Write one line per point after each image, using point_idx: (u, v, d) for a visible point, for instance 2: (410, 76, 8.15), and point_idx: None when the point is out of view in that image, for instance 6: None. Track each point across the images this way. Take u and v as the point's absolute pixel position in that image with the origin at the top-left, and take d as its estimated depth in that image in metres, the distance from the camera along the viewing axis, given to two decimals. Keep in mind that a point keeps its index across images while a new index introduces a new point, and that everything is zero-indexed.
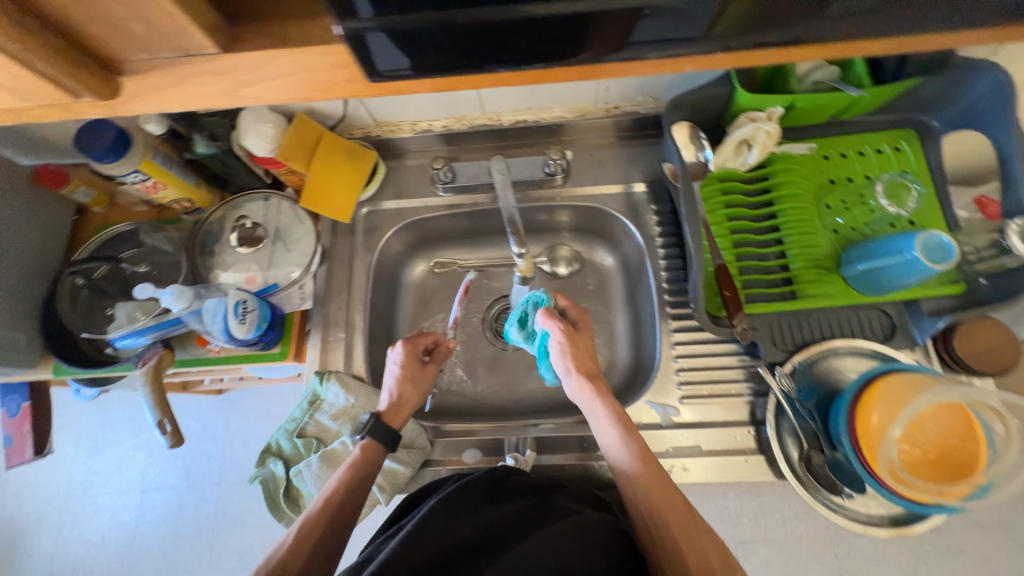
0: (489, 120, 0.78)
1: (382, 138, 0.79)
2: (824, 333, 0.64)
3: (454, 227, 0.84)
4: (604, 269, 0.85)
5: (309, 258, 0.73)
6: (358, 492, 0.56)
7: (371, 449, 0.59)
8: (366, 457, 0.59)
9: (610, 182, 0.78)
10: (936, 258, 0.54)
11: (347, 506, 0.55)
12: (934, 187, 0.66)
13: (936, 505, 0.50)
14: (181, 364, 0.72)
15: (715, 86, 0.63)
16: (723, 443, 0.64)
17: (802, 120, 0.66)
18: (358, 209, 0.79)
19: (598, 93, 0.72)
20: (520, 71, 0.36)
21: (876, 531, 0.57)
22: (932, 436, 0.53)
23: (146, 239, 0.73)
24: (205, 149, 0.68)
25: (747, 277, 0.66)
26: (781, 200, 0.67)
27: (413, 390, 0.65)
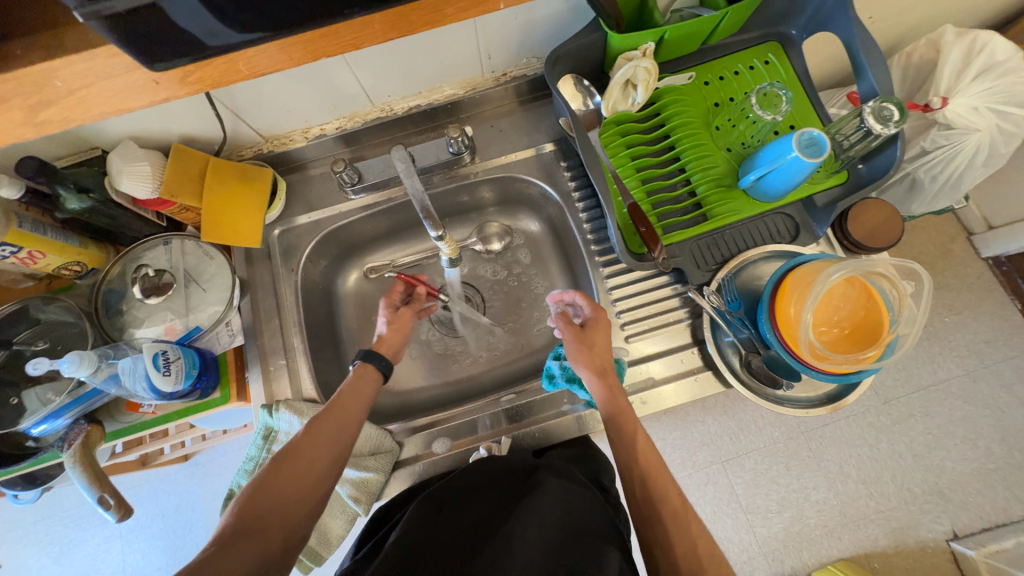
0: (382, 112, 0.76)
1: (276, 154, 0.75)
2: (738, 246, 0.69)
3: (377, 228, 0.82)
4: (534, 236, 0.86)
5: (228, 292, 0.69)
6: (356, 412, 0.58)
7: (369, 371, 0.62)
8: (360, 381, 0.61)
9: (518, 149, 0.79)
10: (813, 153, 0.59)
11: (345, 423, 0.57)
12: (805, 90, 0.70)
13: (857, 373, 0.55)
14: (116, 435, 0.67)
15: (588, 34, 0.64)
16: (672, 369, 0.68)
17: (676, 51, 0.69)
18: (270, 231, 0.75)
19: (482, 63, 0.72)
20: (354, 27, 0.36)
21: (816, 411, 0.63)
22: (842, 313, 0.58)
23: (41, 315, 0.67)
24: (79, 204, 0.61)
25: (660, 210, 0.69)
26: (676, 131, 0.70)
27: (397, 334, 0.68)
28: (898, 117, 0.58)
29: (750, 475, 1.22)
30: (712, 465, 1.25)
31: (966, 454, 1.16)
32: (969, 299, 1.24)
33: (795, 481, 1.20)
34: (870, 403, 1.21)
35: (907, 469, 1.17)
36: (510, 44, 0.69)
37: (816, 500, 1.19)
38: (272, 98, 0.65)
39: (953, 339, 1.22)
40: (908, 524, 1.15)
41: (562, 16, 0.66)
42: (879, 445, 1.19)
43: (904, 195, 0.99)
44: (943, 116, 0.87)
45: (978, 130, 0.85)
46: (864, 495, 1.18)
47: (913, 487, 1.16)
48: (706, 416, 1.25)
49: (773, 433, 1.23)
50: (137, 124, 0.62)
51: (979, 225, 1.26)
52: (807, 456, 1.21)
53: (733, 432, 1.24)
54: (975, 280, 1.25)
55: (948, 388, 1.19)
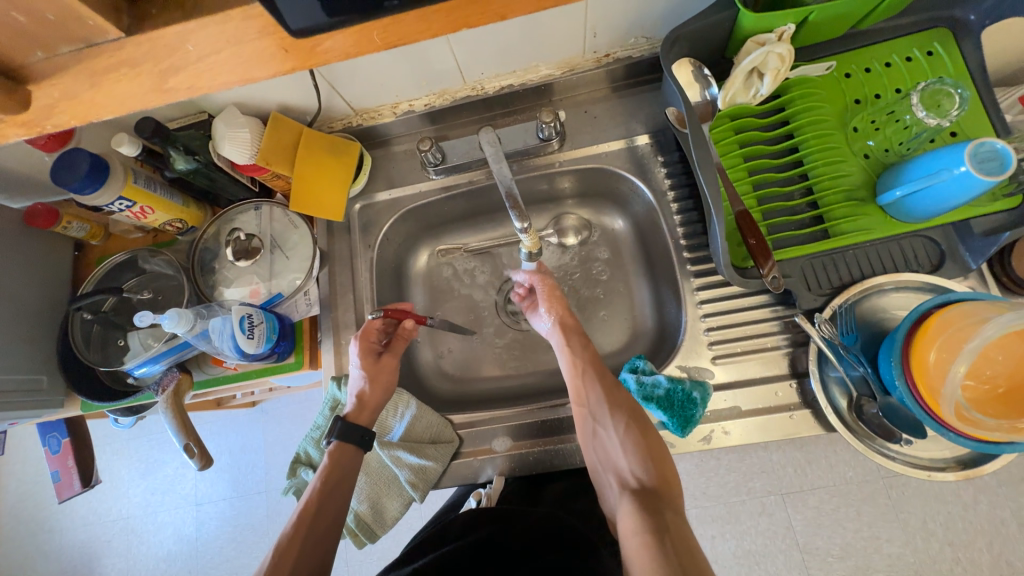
0: (472, 91, 0.72)
1: (364, 128, 0.75)
2: (864, 269, 0.59)
3: (453, 210, 0.80)
4: (614, 234, 0.80)
5: (309, 263, 0.71)
6: (339, 501, 0.57)
7: (341, 455, 0.59)
8: (344, 460, 0.59)
9: (611, 139, 0.73)
10: (989, 170, 0.48)
11: (327, 512, 0.56)
12: (978, 90, 0.58)
13: (1008, 443, 0.46)
14: (202, 385, 0.72)
15: (716, 12, 0.56)
16: (764, 401, 0.60)
17: (819, 36, 0.59)
18: (352, 205, 0.76)
19: (586, 42, 0.65)
20: None
21: (941, 476, 0.53)
22: (999, 369, 0.47)
23: (146, 265, 0.72)
24: (186, 165, 0.65)
25: (771, 221, 0.60)
26: (802, 131, 0.61)
27: (373, 389, 0.63)
28: None
29: (812, 513, 1.11)
30: (769, 495, 1.15)
31: None
32: None
33: (866, 529, 1.08)
34: None
35: (1010, 539, 1.01)
36: (620, 22, 0.62)
37: (888, 554, 1.06)
38: (369, 71, 0.64)
39: None
40: None
41: None
42: (976, 506, 1.04)
43: None
44: None
45: None
46: (950, 558, 1.03)
47: (1015, 560, 1.01)
48: (771, 443, 1.14)
49: (846, 472, 1.11)
50: (242, 90, 0.63)
51: None
52: (884, 504, 1.08)
53: (799, 464, 1.13)
54: None
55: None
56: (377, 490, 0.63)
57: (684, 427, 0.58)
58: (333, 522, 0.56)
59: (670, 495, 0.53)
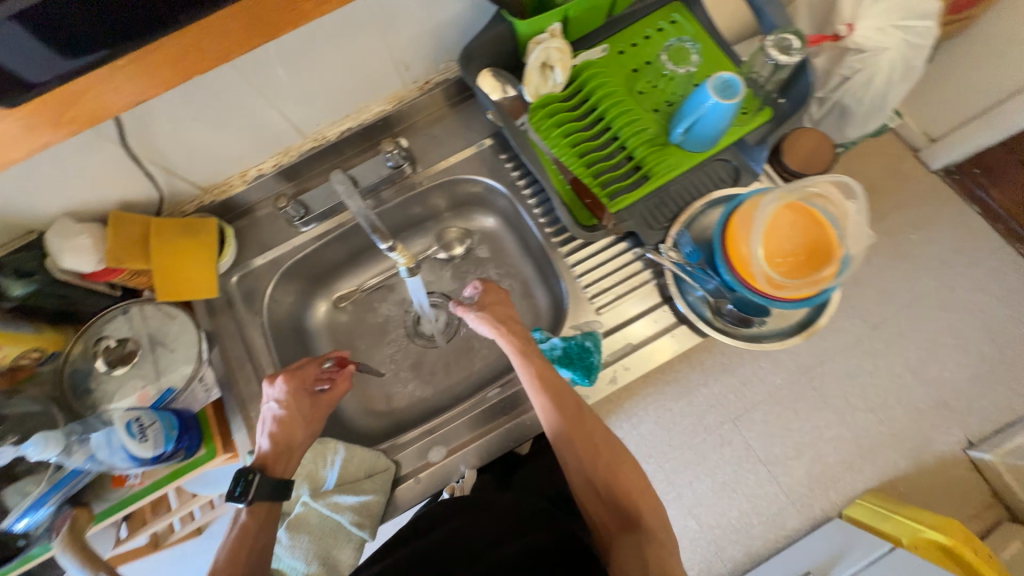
0: (316, 142, 0.76)
1: (219, 202, 0.75)
2: (685, 199, 0.71)
3: (335, 256, 0.82)
4: (492, 232, 0.87)
5: (197, 348, 0.69)
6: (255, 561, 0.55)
7: (264, 508, 0.57)
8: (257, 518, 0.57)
9: (456, 151, 0.80)
10: (729, 95, 0.61)
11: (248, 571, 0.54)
12: (714, 41, 0.73)
13: (818, 293, 0.57)
14: (106, 514, 0.65)
15: (495, 26, 0.66)
16: (649, 330, 0.68)
17: (586, 27, 0.71)
18: (227, 279, 0.75)
19: (402, 75, 0.73)
20: None
21: (792, 340, 0.65)
22: (793, 241, 0.58)
23: (7, 410, 0.63)
24: (23, 289, 0.61)
25: (603, 180, 0.70)
26: (601, 103, 0.72)
27: (296, 432, 0.61)
28: (799, 45, 0.61)
29: (762, 426, 1.23)
30: (724, 426, 1.25)
31: (961, 360, 1.23)
32: (929, 212, 1.33)
33: (807, 423, 1.23)
34: (860, 330, 1.27)
35: (910, 387, 1.22)
36: (424, 51, 0.70)
37: (831, 437, 1.22)
38: (201, 146, 0.66)
39: (925, 254, 1.30)
40: (923, 441, 1.20)
41: (466, 15, 0.67)
42: (878, 369, 1.24)
43: (835, 123, 1.02)
44: (852, 43, 0.91)
45: (887, 48, 0.89)
46: (875, 422, 1.21)
47: (920, 403, 1.22)
48: (708, 378, 1.26)
49: (775, 380, 1.25)
50: (68, 197, 0.62)
51: (922, 141, 1.38)
52: (812, 396, 1.24)
53: (736, 388, 1.26)
54: (923, 196, 1.35)
55: (927, 303, 1.27)
56: (325, 544, 0.61)
57: (590, 375, 0.64)
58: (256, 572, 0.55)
59: (642, 502, 0.58)
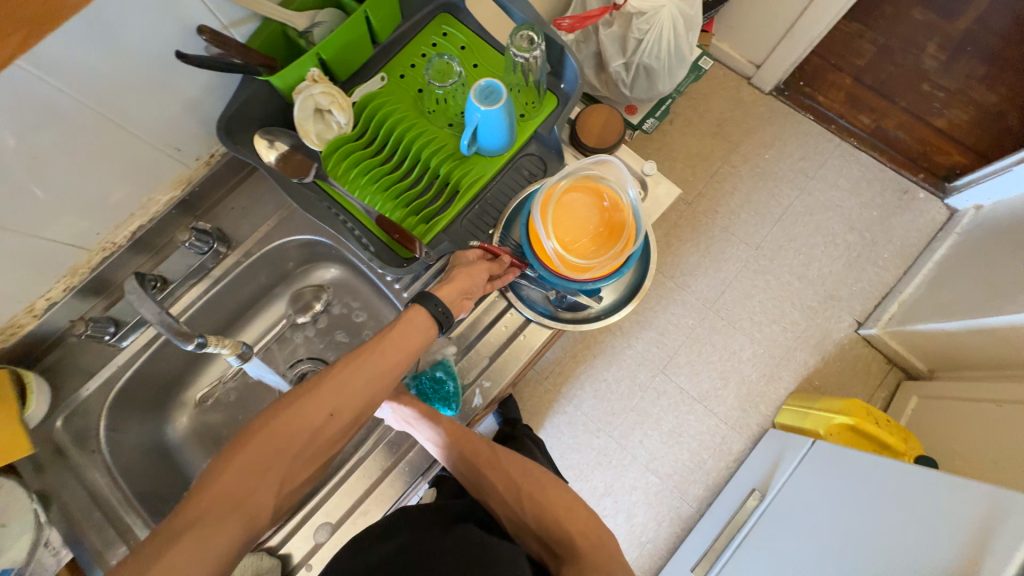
0: (107, 249, 0.69)
1: (11, 346, 0.66)
2: (500, 204, 0.73)
3: (179, 359, 0.76)
4: (343, 281, 0.84)
5: (33, 511, 0.61)
6: (362, 379, 0.53)
7: (420, 314, 0.57)
8: (412, 320, 0.56)
9: (272, 215, 0.77)
10: (496, 98, 0.61)
11: (338, 403, 0.51)
12: (487, 44, 0.75)
13: (624, 263, 0.60)
14: None
15: (247, 86, 0.63)
16: (501, 338, 0.69)
17: (352, 62, 0.69)
18: (49, 426, 0.67)
19: (176, 156, 0.68)
20: None
21: (626, 309, 0.70)
22: (590, 220, 0.60)
23: None
24: None
25: (417, 208, 0.69)
26: (394, 131, 0.71)
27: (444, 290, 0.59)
28: (537, 39, 0.64)
29: (688, 368, 1.35)
30: (655, 377, 1.35)
31: (833, 253, 1.40)
32: (774, 132, 1.49)
33: (725, 350, 1.36)
34: (746, 254, 1.41)
35: (800, 291, 1.38)
36: (187, 127, 0.66)
37: (748, 356, 1.35)
38: None
39: (779, 170, 1.46)
40: (823, 333, 1.36)
41: (215, 81, 0.64)
42: (771, 283, 1.39)
43: (646, 83, 1.08)
44: (631, 7, 0.94)
45: (663, 5, 0.94)
46: (780, 330, 1.36)
47: (812, 302, 1.37)
48: (630, 339, 1.36)
49: (689, 321, 1.37)
50: None
51: (749, 69, 1.50)
52: (723, 325, 1.37)
53: (658, 340, 1.37)
54: (763, 122, 1.49)
55: (795, 210, 1.43)
56: None
57: (450, 404, 0.66)
58: (379, 394, 0.54)
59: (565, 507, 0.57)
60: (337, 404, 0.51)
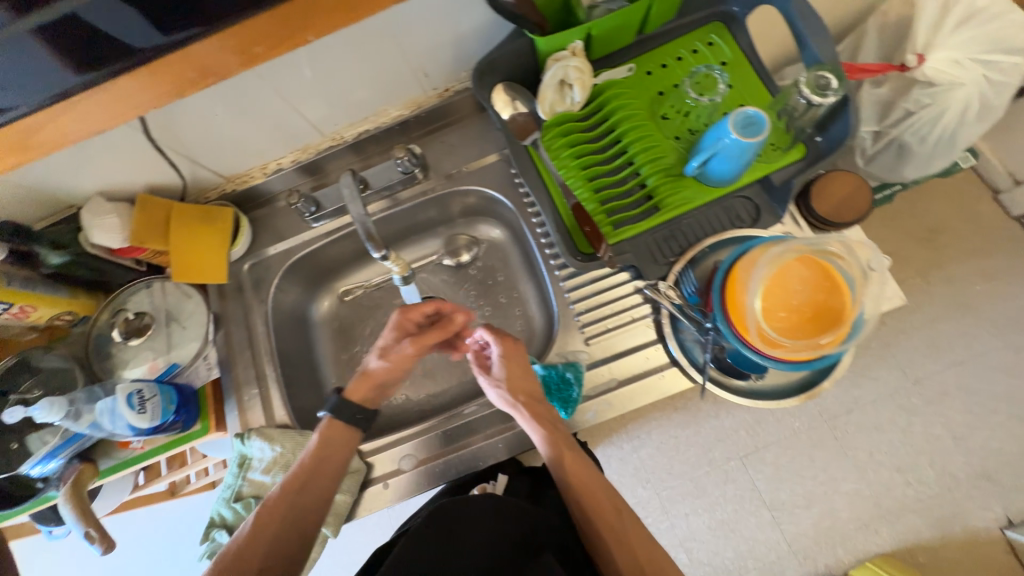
0: (334, 140, 0.78)
1: (240, 191, 0.79)
2: (695, 234, 0.66)
3: (344, 253, 0.85)
4: (499, 244, 0.86)
5: (205, 328, 0.73)
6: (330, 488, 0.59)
7: (335, 428, 0.61)
8: (329, 439, 0.60)
9: (471, 161, 0.80)
10: (751, 133, 0.56)
11: (303, 513, 0.57)
12: (751, 68, 0.68)
13: (818, 358, 0.53)
14: (111, 471, 0.70)
15: (514, 41, 0.64)
16: (637, 368, 0.66)
17: (611, 46, 0.67)
18: (240, 266, 0.79)
19: (421, 81, 0.73)
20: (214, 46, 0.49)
21: (789, 401, 0.61)
22: (802, 297, 0.54)
23: (42, 364, 0.71)
24: (59, 258, 0.67)
25: (611, 208, 0.67)
26: (620, 125, 0.69)
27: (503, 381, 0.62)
28: (836, 85, 0.56)
29: (772, 469, 1.11)
30: (730, 462, 1.13)
31: (1013, 431, 1.09)
32: (999, 265, 1.18)
33: (823, 473, 1.10)
34: (897, 381, 1.12)
35: (946, 452, 1.09)
36: (444, 59, 0.70)
37: (847, 492, 1.09)
38: (220, 137, 0.68)
39: (989, 310, 1.15)
40: (955, 511, 1.07)
41: (487, 27, 0.66)
42: (912, 428, 1.10)
43: (891, 162, 0.92)
44: (922, 74, 0.82)
45: (964, 83, 0.80)
46: (902, 483, 1.08)
47: (955, 471, 1.08)
48: (720, 410, 1.11)
49: (794, 423, 1.11)
50: (104, 178, 0.67)
51: (1005, 182, 1.23)
52: (833, 445, 1.10)
53: (749, 425, 1.12)
54: (995, 244, 1.20)
55: (985, 361, 1.12)
56: None
57: (567, 408, 0.65)
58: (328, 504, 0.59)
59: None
60: (306, 512, 0.57)
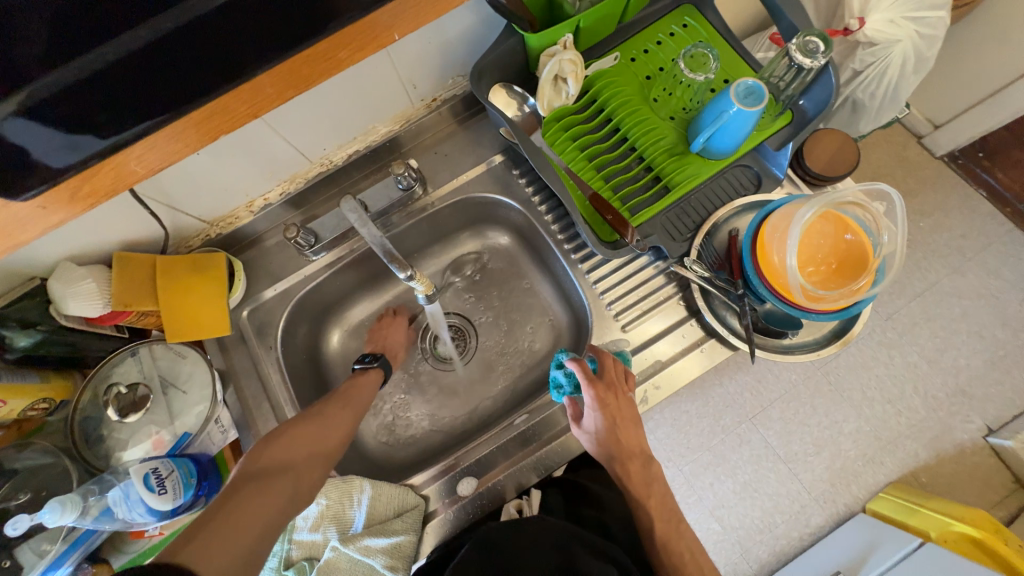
0: (323, 167, 0.74)
1: (225, 235, 0.73)
2: (706, 207, 0.68)
3: (347, 283, 0.80)
4: (506, 249, 0.84)
5: (212, 387, 0.66)
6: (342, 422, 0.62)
7: (367, 376, 0.69)
8: (360, 385, 0.68)
9: (468, 169, 0.78)
10: (752, 102, 0.59)
11: (311, 448, 0.58)
12: (728, 44, 0.71)
13: (855, 304, 0.56)
14: (127, 567, 0.63)
15: (505, 41, 0.63)
16: (677, 346, 0.67)
17: (596, 37, 0.68)
18: (239, 314, 0.73)
19: (409, 94, 0.70)
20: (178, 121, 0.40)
21: (827, 350, 0.63)
22: (825, 249, 0.58)
23: (18, 465, 0.60)
24: (28, 340, 0.58)
25: (623, 194, 0.68)
26: (617, 112, 0.69)
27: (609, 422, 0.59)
28: (823, 48, 0.59)
29: (779, 425, 1.14)
30: (741, 425, 1.15)
31: (976, 347, 1.15)
32: (935, 200, 1.24)
33: (825, 418, 1.13)
34: (872, 322, 1.18)
35: (926, 377, 1.14)
36: (432, 69, 0.68)
37: (850, 432, 1.13)
38: (202, 179, 0.63)
39: (932, 241, 1.21)
40: (943, 430, 1.13)
41: (475, 30, 0.65)
42: (893, 361, 1.15)
43: (848, 117, 1.02)
44: (863, 36, 0.88)
45: (900, 40, 0.87)
46: (894, 413, 1.13)
47: (937, 393, 1.14)
48: (724, 378, 1.15)
49: (791, 376, 1.15)
50: (73, 241, 0.59)
51: (925, 127, 1.28)
52: (828, 390, 1.15)
53: (753, 386, 1.15)
54: (934, 181, 1.26)
55: (942, 289, 1.18)
56: None
57: None
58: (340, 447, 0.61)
59: None
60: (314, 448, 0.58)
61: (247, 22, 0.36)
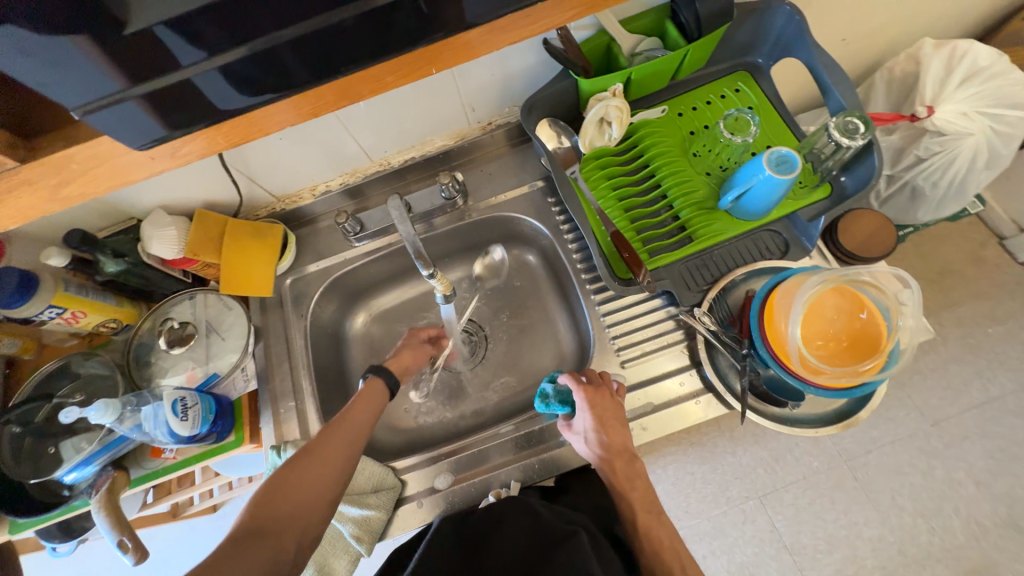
0: (381, 166, 0.83)
1: (288, 211, 0.83)
2: (725, 264, 0.70)
3: (380, 272, 0.87)
4: (529, 270, 0.89)
5: (245, 340, 0.74)
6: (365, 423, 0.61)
7: (376, 385, 0.67)
8: (371, 392, 0.66)
9: (508, 189, 0.84)
10: (785, 170, 0.60)
11: (335, 460, 0.56)
12: (777, 113, 0.73)
13: (861, 386, 0.54)
14: (142, 479, 0.71)
15: (560, 82, 0.70)
16: (671, 393, 0.67)
17: (647, 89, 0.72)
18: (282, 280, 0.82)
19: (468, 115, 0.78)
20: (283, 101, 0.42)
21: (827, 430, 0.61)
22: (836, 325, 0.57)
23: (81, 370, 0.70)
24: (116, 267, 0.69)
25: (646, 236, 0.70)
26: (654, 160, 0.73)
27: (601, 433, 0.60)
28: (864, 129, 0.60)
29: (791, 511, 1.06)
30: (748, 501, 1.09)
31: None
32: (1011, 308, 1.15)
33: (843, 517, 1.05)
34: (915, 424, 1.08)
35: (971, 499, 1.03)
36: (492, 97, 0.75)
37: (870, 538, 1.03)
38: (280, 160, 0.73)
39: (1000, 351, 1.12)
40: (983, 564, 1.00)
41: (536, 68, 0.72)
42: (933, 472, 1.05)
43: (904, 204, 0.97)
44: (931, 124, 0.86)
45: (971, 133, 0.84)
46: (926, 530, 1.02)
47: (982, 519, 1.02)
48: (737, 446, 1.10)
49: (813, 462, 1.08)
50: (168, 193, 0.71)
51: (1009, 229, 1.19)
52: (853, 487, 1.06)
53: (767, 463, 1.09)
54: (1007, 287, 1.16)
55: (1003, 406, 1.08)
56: (324, 551, 0.65)
57: None
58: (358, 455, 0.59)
59: None
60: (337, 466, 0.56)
61: (363, 34, 0.38)
